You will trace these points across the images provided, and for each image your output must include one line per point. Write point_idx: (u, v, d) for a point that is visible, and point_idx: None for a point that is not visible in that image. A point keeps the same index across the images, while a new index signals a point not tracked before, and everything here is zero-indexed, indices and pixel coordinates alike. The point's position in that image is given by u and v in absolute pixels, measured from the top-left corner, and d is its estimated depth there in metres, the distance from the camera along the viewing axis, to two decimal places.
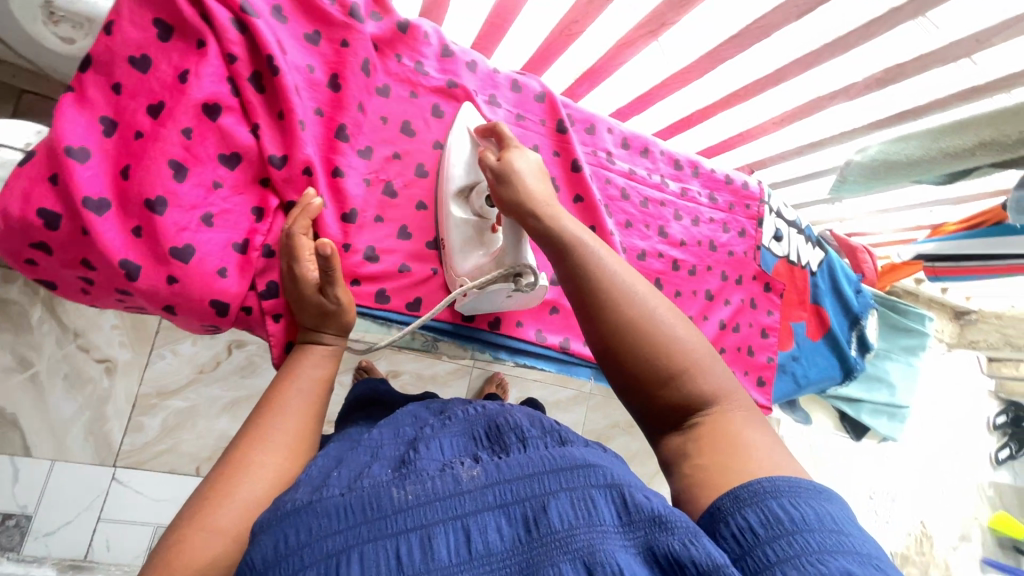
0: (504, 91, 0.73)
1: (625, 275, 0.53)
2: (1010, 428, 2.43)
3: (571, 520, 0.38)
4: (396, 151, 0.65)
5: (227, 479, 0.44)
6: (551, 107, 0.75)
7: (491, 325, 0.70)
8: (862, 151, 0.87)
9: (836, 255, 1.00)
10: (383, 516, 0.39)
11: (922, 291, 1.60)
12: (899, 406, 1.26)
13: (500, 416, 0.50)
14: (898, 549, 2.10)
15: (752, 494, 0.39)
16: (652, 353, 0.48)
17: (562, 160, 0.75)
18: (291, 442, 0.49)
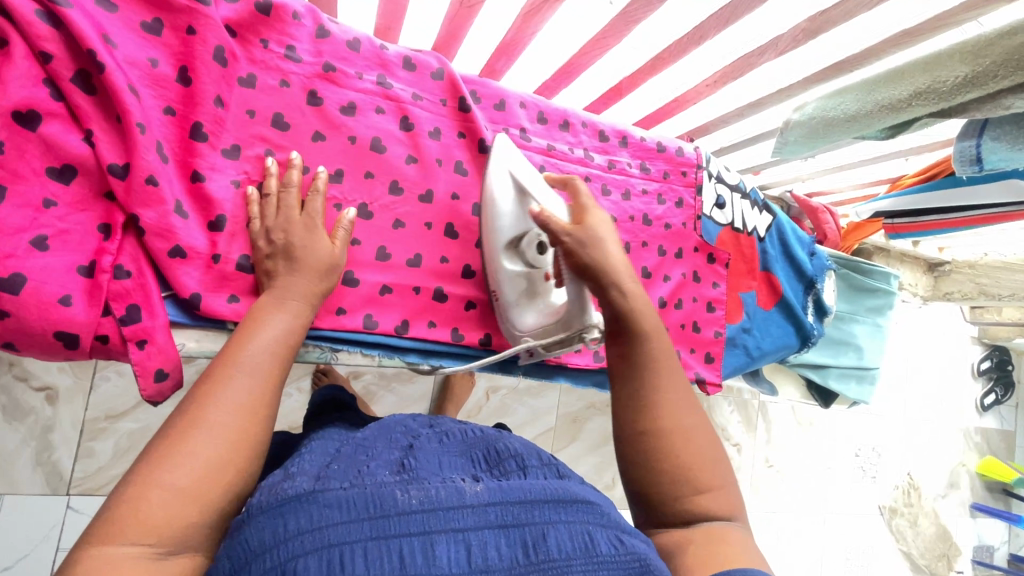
0: (395, 71, 0.65)
1: (677, 379, 0.55)
2: (996, 372, 2.41)
3: (569, 551, 0.37)
4: (271, 148, 0.58)
5: (185, 434, 0.39)
6: (451, 85, 0.68)
7: (399, 329, 0.62)
8: (799, 109, 0.80)
9: (785, 218, 0.95)
10: (385, 516, 0.36)
11: (894, 246, 1.55)
12: (868, 367, 1.23)
13: (500, 442, 0.47)
14: (886, 503, 2.11)
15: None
16: (686, 455, 0.51)
17: (468, 142, 0.69)
18: (253, 402, 0.42)
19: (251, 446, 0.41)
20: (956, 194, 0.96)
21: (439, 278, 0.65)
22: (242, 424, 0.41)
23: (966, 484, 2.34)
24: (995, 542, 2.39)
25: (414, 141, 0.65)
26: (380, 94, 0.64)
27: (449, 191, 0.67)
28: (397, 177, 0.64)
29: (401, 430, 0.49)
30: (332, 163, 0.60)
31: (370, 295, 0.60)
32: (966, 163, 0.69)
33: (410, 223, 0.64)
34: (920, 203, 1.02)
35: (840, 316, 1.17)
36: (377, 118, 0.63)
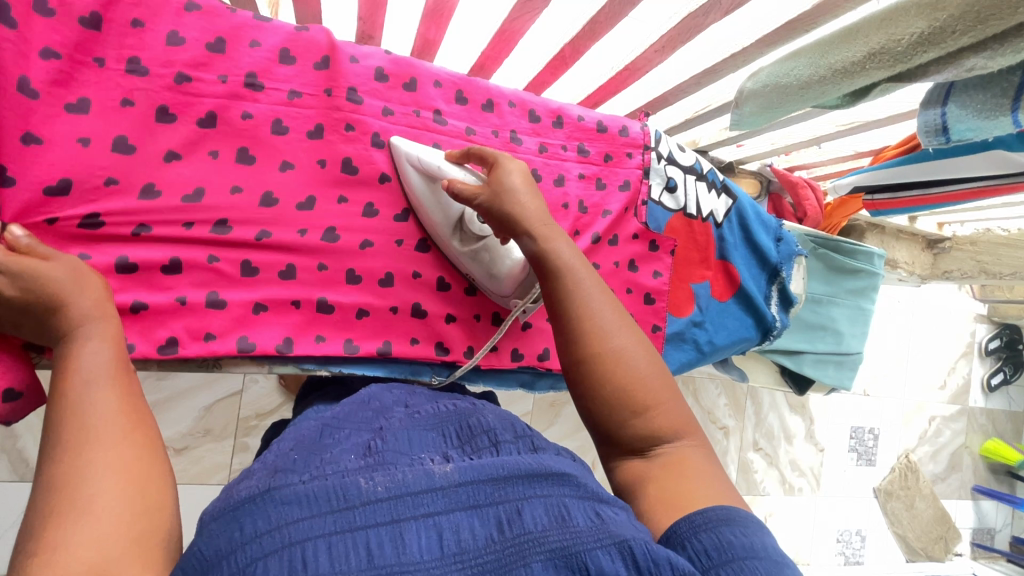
0: (267, 70, 0.59)
1: (601, 300, 0.49)
2: (1005, 351, 2.30)
3: (546, 523, 0.33)
4: (112, 177, 0.53)
5: (67, 488, 0.34)
6: (341, 74, 0.62)
7: (279, 349, 0.58)
8: (754, 74, 0.72)
9: (746, 201, 0.88)
10: (350, 507, 0.33)
11: (889, 224, 1.46)
12: (848, 352, 1.16)
13: (472, 416, 0.43)
14: (880, 486, 2.05)
15: (705, 520, 0.37)
16: (616, 384, 0.45)
17: (359, 135, 0.63)
18: (115, 434, 0.38)
19: (150, 467, 0.37)
20: (932, 167, 0.88)
21: (324, 288, 0.61)
22: (135, 452, 0.38)
23: (967, 466, 2.27)
24: (997, 523, 2.33)
25: (289, 145, 0.60)
26: (245, 95, 0.58)
27: (333, 193, 0.62)
28: (270, 188, 0.59)
29: (374, 415, 0.45)
30: (190, 181, 0.56)
31: (241, 316, 0.57)
32: (932, 134, 0.62)
33: (285, 232, 0.59)
34: (896, 178, 0.94)
35: (816, 299, 1.10)
36: (243, 126, 0.58)
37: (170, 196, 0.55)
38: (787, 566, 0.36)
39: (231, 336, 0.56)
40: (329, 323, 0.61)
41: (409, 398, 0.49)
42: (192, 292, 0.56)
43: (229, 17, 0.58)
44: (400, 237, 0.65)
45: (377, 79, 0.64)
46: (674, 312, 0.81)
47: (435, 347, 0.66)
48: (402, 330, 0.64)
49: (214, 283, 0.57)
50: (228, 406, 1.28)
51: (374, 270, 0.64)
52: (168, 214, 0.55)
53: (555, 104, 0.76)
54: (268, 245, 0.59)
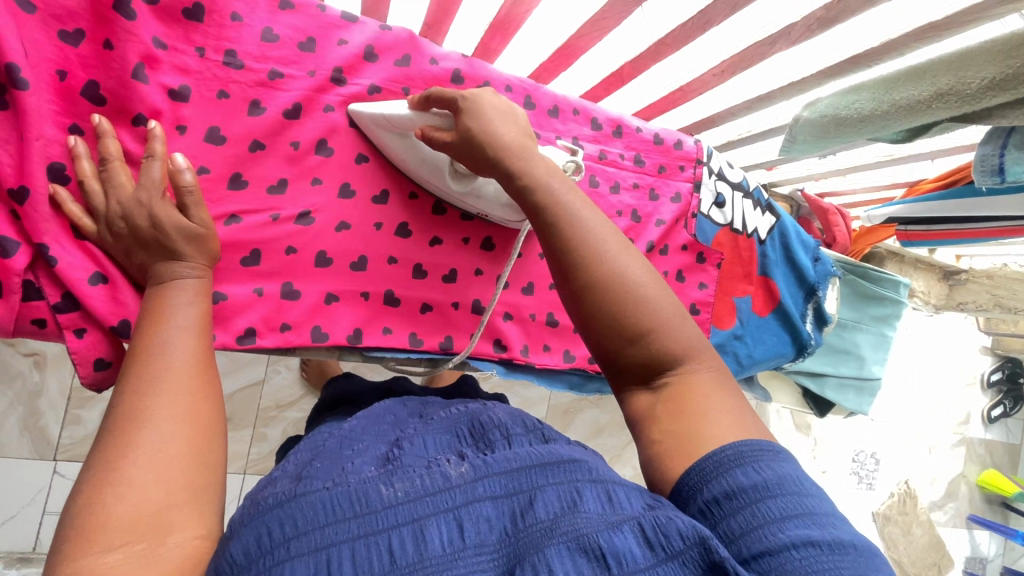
0: (352, 67, 0.60)
1: (593, 221, 0.44)
2: (1006, 384, 2.34)
3: (557, 510, 0.33)
4: (203, 166, 0.53)
5: (125, 428, 0.36)
6: (419, 76, 0.63)
7: (350, 341, 0.59)
8: (810, 103, 0.74)
9: (789, 220, 0.89)
10: (371, 510, 0.33)
11: (908, 253, 1.49)
12: (869, 377, 1.18)
13: (483, 414, 0.43)
14: (880, 510, 2.08)
15: (716, 464, 0.36)
16: (614, 306, 0.41)
17: None
18: (182, 379, 0.40)
19: (205, 422, 0.39)
20: (972, 204, 0.90)
21: (390, 282, 0.62)
22: (191, 403, 0.39)
23: (964, 495, 2.30)
24: (989, 554, 2.36)
25: (366, 140, 0.60)
26: (329, 90, 0.58)
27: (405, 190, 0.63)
28: (348, 181, 0.59)
29: (389, 424, 0.47)
30: (273, 173, 0.56)
31: (314, 307, 0.58)
32: (987, 173, 0.64)
33: (358, 224, 0.60)
34: (933, 211, 0.96)
35: (842, 323, 1.13)
36: (324, 122, 0.58)
37: (256, 185, 0.56)
38: (810, 498, 0.34)
39: (306, 327, 0.57)
40: (395, 318, 0.62)
41: (427, 409, 0.49)
42: (269, 284, 0.56)
43: (320, 15, 0.59)
44: (466, 236, 0.66)
45: (452, 83, 0.65)
46: (715, 325, 0.83)
47: (494, 344, 0.67)
48: (463, 326, 0.66)
49: (289, 274, 0.57)
50: (250, 394, 1.28)
51: (439, 271, 0.65)
52: (251, 206, 0.55)
53: (616, 114, 0.77)
54: (343, 237, 0.59)
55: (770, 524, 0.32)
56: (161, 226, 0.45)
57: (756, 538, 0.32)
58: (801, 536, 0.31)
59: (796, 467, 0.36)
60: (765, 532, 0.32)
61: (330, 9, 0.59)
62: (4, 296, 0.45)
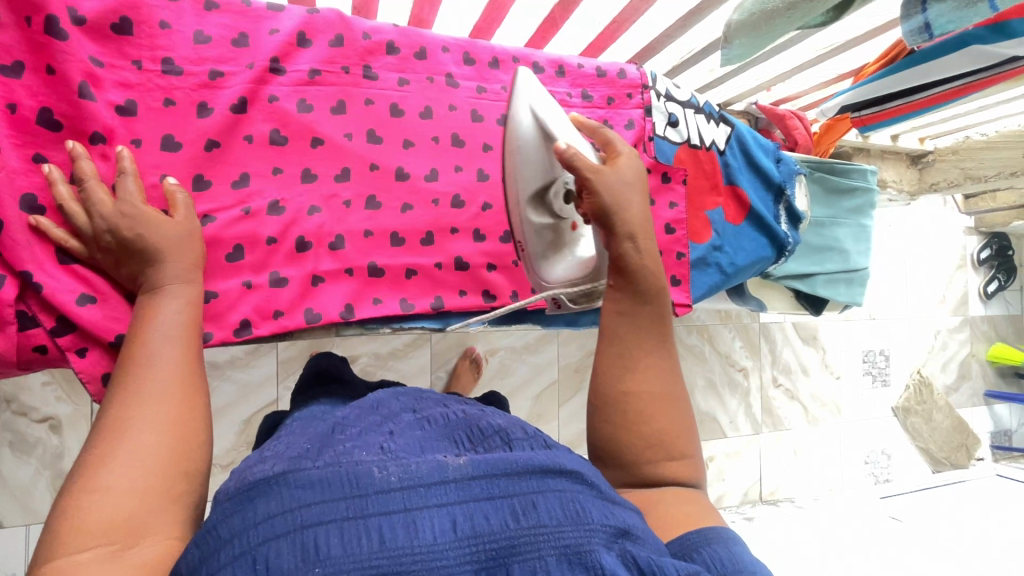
0: (290, 54, 0.61)
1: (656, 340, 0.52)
2: (997, 259, 2.37)
3: (560, 517, 0.34)
4: (165, 173, 0.55)
5: (109, 437, 0.37)
6: (356, 51, 0.64)
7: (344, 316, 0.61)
8: (738, 7, 0.76)
9: (745, 127, 0.91)
10: (363, 495, 0.33)
11: (871, 145, 1.51)
12: (856, 269, 1.20)
13: (481, 419, 0.42)
14: (898, 405, 2.16)
15: (717, 534, 0.41)
16: (666, 421, 0.49)
17: (377, 109, 0.65)
18: (167, 391, 0.41)
19: (186, 412, 0.40)
20: (918, 73, 0.91)
21: (371, 254, 0.64)
22: (170, 409, 0.40)
23: (976, 374, 2.36)
24: (1013, 424, 2.42)
25: (318, 122, 0.62)
26: (269, 79, 0.59)
27: (365, 163, 0.64)
28: (308, 165, 0.61)
29: (380, 413, 0.46)
30: (233, 169, 0.58)
31: (303, 289, 0.60)
32: (917, 34, 0.66)
33: (326, 205, 0.62)
34: (877, 91, 0.98)
35: (818, 222, 1.16)
36: (272, 110, 0.60)
37: (220, 183, 0.57)
38: None
39: (298, 310, 0.59)
40: (383, 286, 0.64)
41: (417, 405, 0.48)
42: (254, 276, 0.58)
43: (247, 10, 0.60)
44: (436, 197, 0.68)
45: (387, 52, 0.67)
46: (693, 240, 0.85)
47: (484, 295, 0.70)
48: (450, 284, 0.68)
49: (271, 265, 0.59)
50: None
51: (415, 229, 0.66)
52: (217, 204, 0.57)
53: (555, 55, 0.79)
54: (315, 219, 0.61)
55: None
56: (144, 230, 0.47)
57: None
58: None
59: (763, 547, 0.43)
60: None
61: (254, 2, 0.60)
62: (1, 329, 0.48)
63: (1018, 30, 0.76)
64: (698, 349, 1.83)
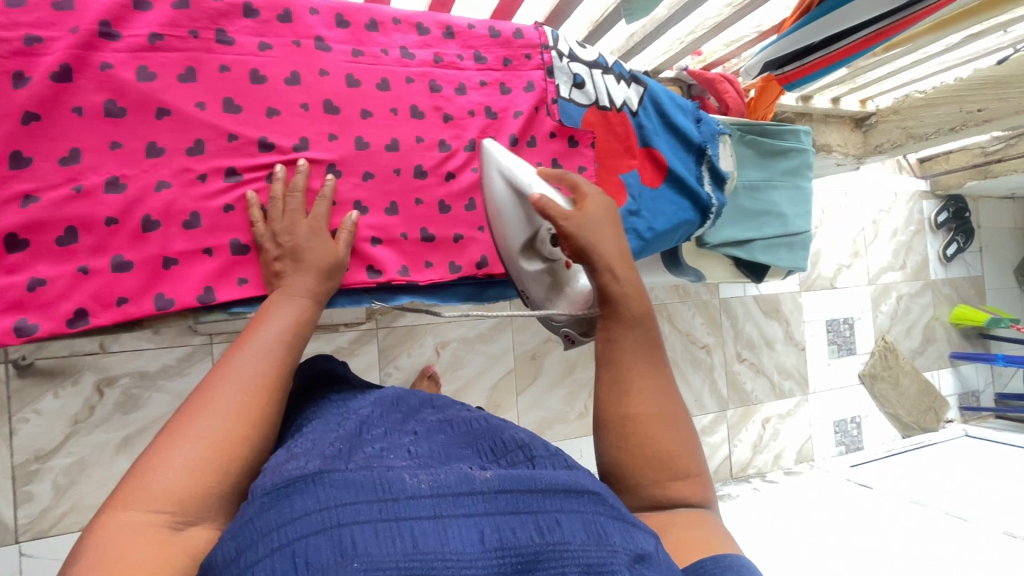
0: (122, 18, 0.61)
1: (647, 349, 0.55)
2: (955, 222, 2.37)
3: (580, 536, 0.39)
4: None
5: (189, 414, 0.45)
6: (200, 13, 0.64)
7: (201, 297, 0.62)
8: None
9: (659, 86, 0.89)
10: (394, 499, 0.38)
11: (814, 109, 1.48)
12: (797, 233, 1.18)
13: (504, 434, 0.50)
14: (864, 372, 2.16)
15: (729, 561, 0.44)
16: (665, 440, 0.52)
17: (235, 75, 0.66)
18: (252, 382, 0.49)
19: (262, 401, 0.48)
20: (834, 19, 0.87)
21: (233, 231, 0.64)
22: (246, 398, 0.47)
23: (942, 337, 2.36)
24: (980, 385, 2.43)
25: (161, 92, 0.62)
26: (100, 45, 0.60)
27: (222, 133, 0.65)
28: (154, 137, 0.62)
29: (403, 419, 0.52)
30: (64, 143, 0.58)
31: (152, 273, 0.60)
32: None
33: (177, 179, 0.62)
34: (800, 42, 0.94)
35: (754, 186, 1.13)
36: (103, 77, 0.60)
37: (44, 160, 0.57)
38: None
39: (146, 297, 0.60)
40: (249, 265, 0.65)
41: (443, 421, 0.53)
42: (93, 260, 0.58)
43: None
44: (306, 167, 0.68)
45: (245, 15, 0.67)
46: None
47: (367, 270, 0.70)
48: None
49: (114, 248, 0.59)
50: None
51: None
52: (48, 182, 0.57)
53: (442, 16, 0.79)
54: (165, 195, 0.61)
55: None
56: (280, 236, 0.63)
57: None
58: None
59: None
60: None
61: None
62: None
63: None
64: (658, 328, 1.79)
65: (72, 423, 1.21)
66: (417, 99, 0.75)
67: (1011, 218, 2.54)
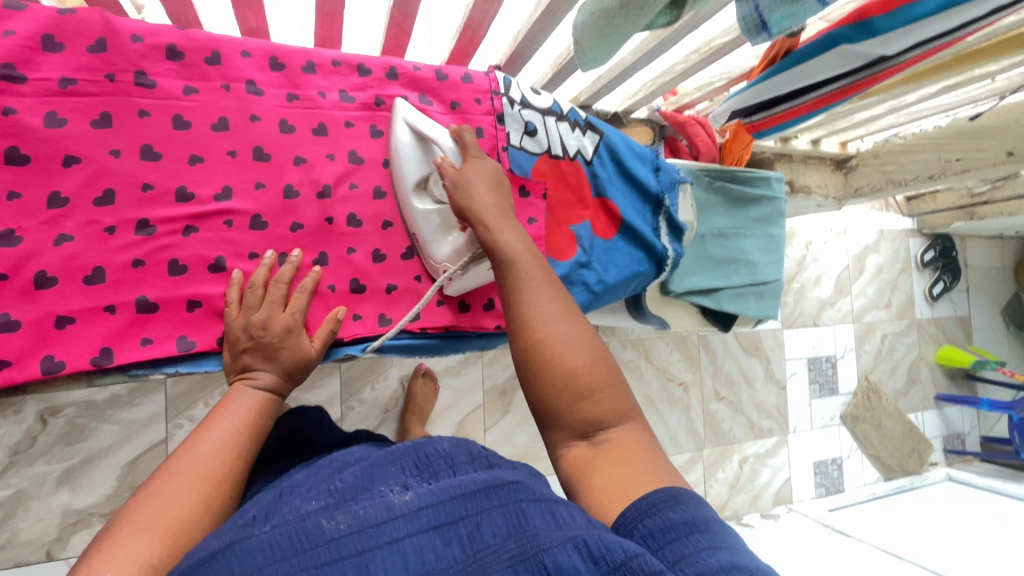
0: (31, 62, 0.59)
1: (547, 297, 0.56)
2: (941, 261, 2.34)
3: (502, 533, 0.42)
4: None
5: (135, 510, 0.46)
6: (121, 56, 0.62)
7: (99, 358, 0.59)
8: (582, 6, 0.68)
9: (615, 134, 0.88)
10: (314, 546, 0.41)
11: (793, 150, 1.46)
12: (766, 281, 1.14)
13: (429, 446, 0.53)
14: (846, 412, 2.12)
15: (649, 505, 0.45)
16: (553, 366, 0.53)
17: (155, 121, 0.63)
18: (208, 473, 0.50)
19: (207, 481, 0.50)
20: (799, 74, 0.84)
21: (140, 286, 0.62)
22: (202, 491, 0.49)
23: (926, 377, 2.33)
24: (966, 427, 2.39)
25: (72, 139, 0.60)
26: (5, 89, 0.57)
27: (136, 183, 0.62)
28: (59, 186, 0.59)
29: (332, 466, 0.56)
30: None
31: (44, 332, 0.58)
32: (755, 32, 0.60)
33: (83, 232, 0.60)
34: (766, 93, 0.91)
35: (722, 234, 1.10)
36: (7, 123, 0.57)
37: None
38: (724, 534, 0.44)
39: (32, 359, 0.57)
40: (153, 324, 0.62)
41: (366, 453, 0.59)
42: None
43: None
44: (228, 217, 0.66)
45: (169, 57, 0.64)
46: (555, 256, 0.81)
47: None
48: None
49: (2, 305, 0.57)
50: (153, 457, 1.27)
51: (198, 254, 0.64)
52: None
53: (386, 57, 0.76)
54: (67, 249, 0.59)
55: (700, 551, 0.41)
56: (282, 339, 0.63)
57: (687, 565, 0.41)
58: (724, 560, 0.41)
59: (708, 509, 0.46)
60: (694, 558, 0.41)
61: None
62: None
63: (880, 27, 0.71)
64: (634, 364, 1.75)
65: (11, 454, 1.16)
66: (355, 144, 0.73)
67: (1000, 257, 2.51)
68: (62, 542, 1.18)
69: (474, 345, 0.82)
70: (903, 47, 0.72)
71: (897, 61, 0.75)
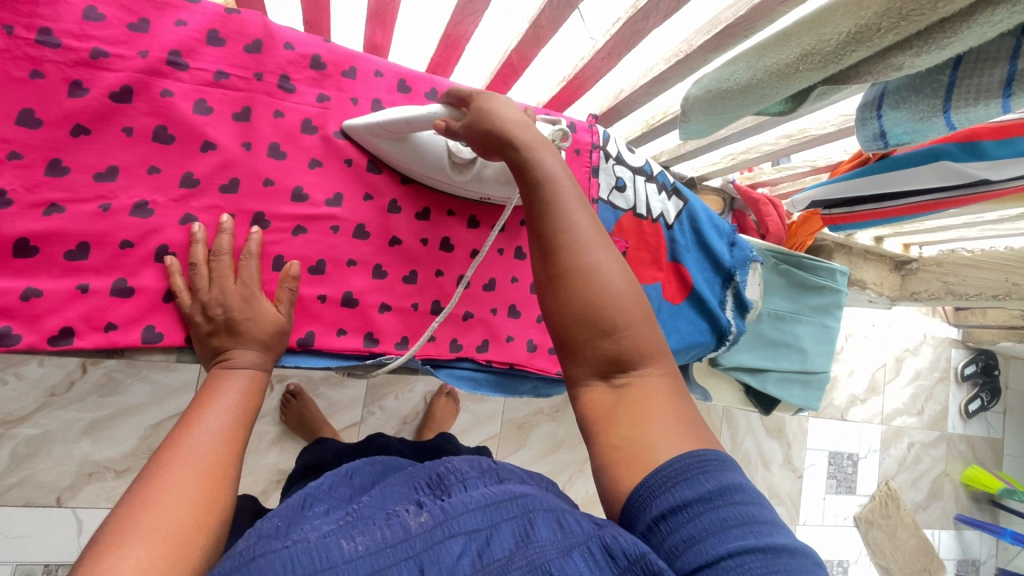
0: (194, 50, 0.62)
1: (584, 217, 0.47)
2: (981, 377, 2.27)
3: (513, 546, 0.37)
4: (15, 149, 0.55)
5: (139, 490, 0.43)
6: (270, 59, 0.66)
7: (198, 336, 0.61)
8: (698, 80, 0.68)
9: (699, 203, 0.89)
10: (332, 566, 0.36)
11: (855, 243, 1.46)
12: (813, 371, 1.13)
13: (441, 466, 0.49)
14: (861, 514, 2.04)
15: (672, 477, 0.40)
16: (591, 296, 0.45)
17: (286, 122, 0.67)
18: (205, 463, 0.46)
19: (213, 469, 0.46)
20: (891, 178, 0.85)
21: None
22: (202, 483, 0.45)
23: (949, 494, 2.23)
24: (981, 555, 2.28)
25: (212, 127, 0.63)
26: (165, 71, 0.61)
27: (259, 177, 0.65)
28: (192, 168, 0.62)
29: (352, 483, 0.52)
30: (103, 159, 0.59)
31: (153, 302, 0.60)
32: (872, 141, 0.61)
33: (204, 214, 0.63)
34: (851, 190, 0.92)
35: (780, 316, 1.09)
36: (160, 102, 0.61)
37: (79, 172, 0.58)
38: (749, 503, 0.38)
39: (135, 327, 0.59)
40: None
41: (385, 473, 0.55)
42: (95, 279, 0.58)
43: None
44: (335, 223, 0.69)
45: (311, 66, 0.68)
46: None
47: (364, 338, 0.69)
48: (329, 321, 0.67)
49: (118, 270, 0.59)
50: None
51: (302, 253, 0.67)
52: (73, 193, 0.57)
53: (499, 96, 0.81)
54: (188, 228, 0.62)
55: (725, 530, 0.36)
56: (232, 312, 0.58)
57: (712, 546, 0.36)
58: (748, 542, 0.35)
59: (732, 475, 0.40)
60: (723, 536, 0.36)
61: None
62: None
63: (989, 152, 0.71)
64: None
65: (47, 395, 1.14)
66: None
67: None
68: (74, 491, 1.15)
69: (530, 389, 0.84)
70: (1008, 175, 0.72)
71: (1000, 185, 0.75)
